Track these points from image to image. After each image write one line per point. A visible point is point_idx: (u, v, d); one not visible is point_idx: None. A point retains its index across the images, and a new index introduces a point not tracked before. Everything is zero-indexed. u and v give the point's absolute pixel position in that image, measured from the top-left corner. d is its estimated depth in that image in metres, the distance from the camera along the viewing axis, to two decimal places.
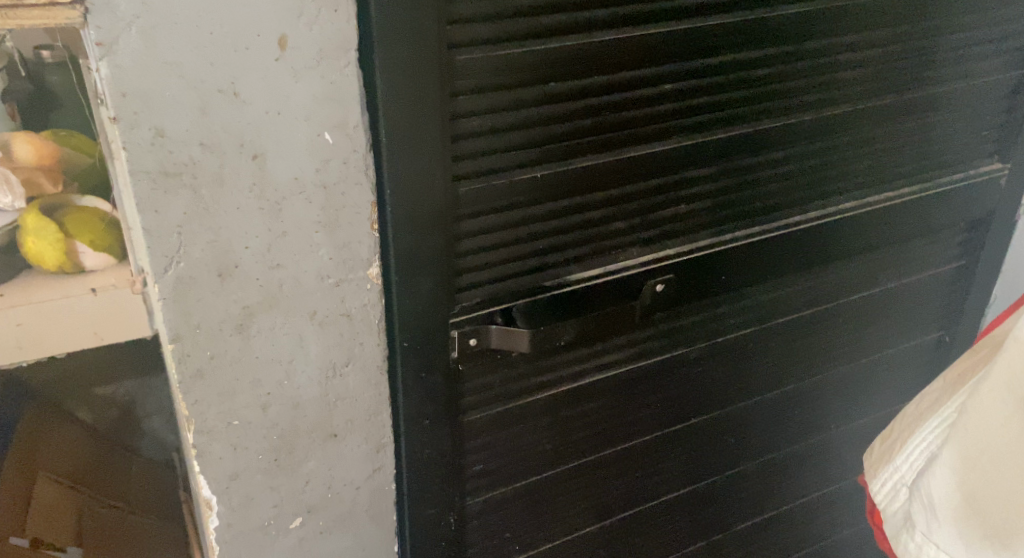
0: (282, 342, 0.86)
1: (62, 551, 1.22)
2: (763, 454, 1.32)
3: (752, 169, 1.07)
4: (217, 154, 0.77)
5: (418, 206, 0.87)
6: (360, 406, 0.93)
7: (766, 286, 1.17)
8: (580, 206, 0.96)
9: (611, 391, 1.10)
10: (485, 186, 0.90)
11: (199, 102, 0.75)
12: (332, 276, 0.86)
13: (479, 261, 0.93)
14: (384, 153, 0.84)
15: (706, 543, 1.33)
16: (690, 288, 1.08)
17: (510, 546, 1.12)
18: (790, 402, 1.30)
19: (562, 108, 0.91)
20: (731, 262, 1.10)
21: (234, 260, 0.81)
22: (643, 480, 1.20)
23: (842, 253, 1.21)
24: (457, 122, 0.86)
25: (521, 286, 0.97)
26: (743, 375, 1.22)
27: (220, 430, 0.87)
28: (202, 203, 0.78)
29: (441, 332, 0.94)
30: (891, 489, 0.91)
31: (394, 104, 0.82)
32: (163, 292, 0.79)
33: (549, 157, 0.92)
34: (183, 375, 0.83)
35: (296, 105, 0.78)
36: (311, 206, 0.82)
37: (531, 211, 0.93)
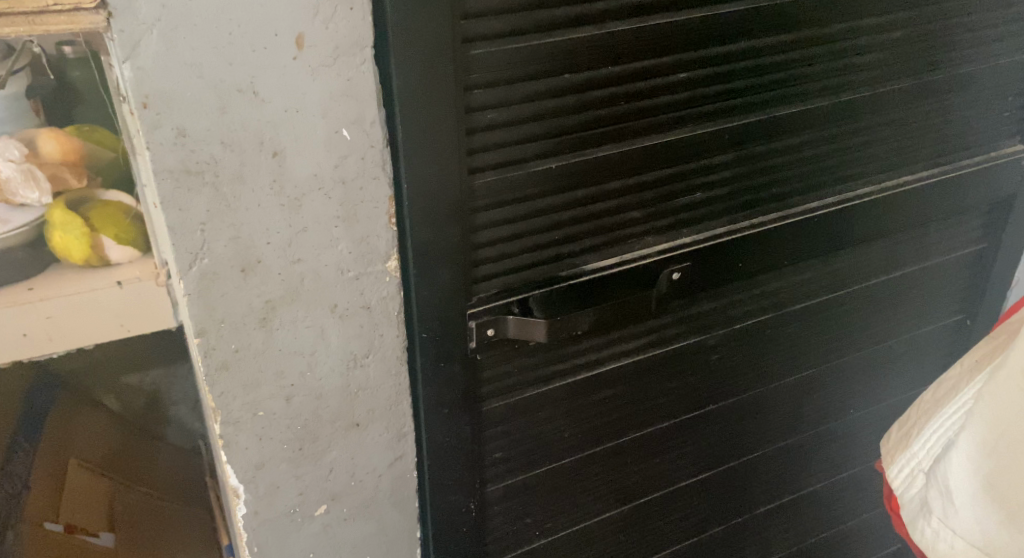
0: (304, 335, 0.88)
1: (97, 537, 1.28)
2: (782, 439, 1.32)
3: (767, 156, 1.07)
4: (237, 152, 0.78)
5: (434, 199, 0.88)
6: (381, 396, 0.95)
7: (782, 274, 1.17)
8: (595, 197, 0.97)
9: (628, 379, 1.11)
10: (500, 178, 0.91)
11: (219, 102, 0.76)
12: (352, 270, 0.87)
13: (496, 253, 0.94)
14: (400, 147, 0.85)
15: (724, 527, 1.35)
16: (707, 277, 1.08)
17: (531, 531, 1.14)
18: (808, 387, 1.30)
19: (576, 99, 0.91)
20: (747, 250, 1.11)
21: (256, 255, 0.83)
22: (661, 466, 1.22)
23: (859, 238, 1.21)
24: (473, 115, 0.87)
25: (537, 277, 0.98)
26: (761, 360, 1.23)
27: (246, 421, 0.89)
28: (223, 200, 0.79)
29: (459, 322, 0.95)
30: (908, 475, 0.91)
31: (410, 98, 0.83)
32: (188, 287, 0.81)
33: (564, 149, 0.93)
34: (208, 368, 0.85)
35: (313, 103, 0.79)
36: (330, 201, 0.83)
37: (547, 202, 0.94)
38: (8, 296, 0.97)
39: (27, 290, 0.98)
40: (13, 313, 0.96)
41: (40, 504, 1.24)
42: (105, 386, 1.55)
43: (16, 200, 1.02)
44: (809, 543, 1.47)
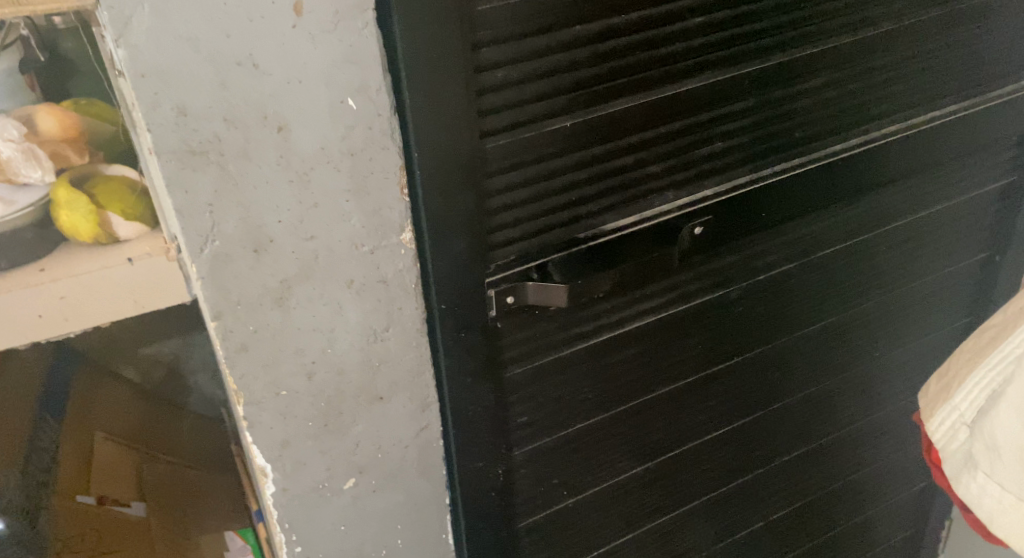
0: (321, 311, 0.86)
1: (129, 507, 1.28)
2: (806, 388, 1.32)
3: (788, 100, 1.03)
4: (241, 128, 0.75)
5: (445, 167, 0.85)
6: (403, 367, 0.93)
7: (806, 222, 1.14)
8: (612, 153, 0.94)
9: (651, 335, 1.09)
10: (513, 139, 0.87)
11: (218, 76, 0.73)
12: (366, 243, 0.85)
13: (512, 218, 0.92)
14: (409, 113, 0.81)
15: (748, 477, 1.36)
16: (729, 230, 1.06)
17: (558, 491, 1.14)
18: (833, 334, 1.28)
19: (588, 51, 0.87)
20: (770, 200, 1.07)
21: (267, 233, 0.80)
22: (686, 419, 1.21)
23: (884, 179, 1.17)
24: (482, 75, 0.83)
25: (555, 240, 0.96)
26: (785, 310, 1.20)
27: (269, 401, 0.88)
28: (230, 179, 0.77)
29: (478, 289, 0.93)
30: (950, 429, 0.89)
31: (416, 61, 0.79)
32: (200, 270, 0.79)
33: (579, 106, 0.89)
34: (227, 351, 0.84)
35: (316, 72, 0.76)
36: (339, 173, 0.81)
37: (561, 161, 0.91)
38: (20, 278, 0.95)
39: (39, 272, 0.96)
40: (27, 295, 0.94)
41: (71, 478, 1.24)
42: (123, 355, 1.54)
43: (16, 180, 0.98)
44: (830, 489, 1.50)
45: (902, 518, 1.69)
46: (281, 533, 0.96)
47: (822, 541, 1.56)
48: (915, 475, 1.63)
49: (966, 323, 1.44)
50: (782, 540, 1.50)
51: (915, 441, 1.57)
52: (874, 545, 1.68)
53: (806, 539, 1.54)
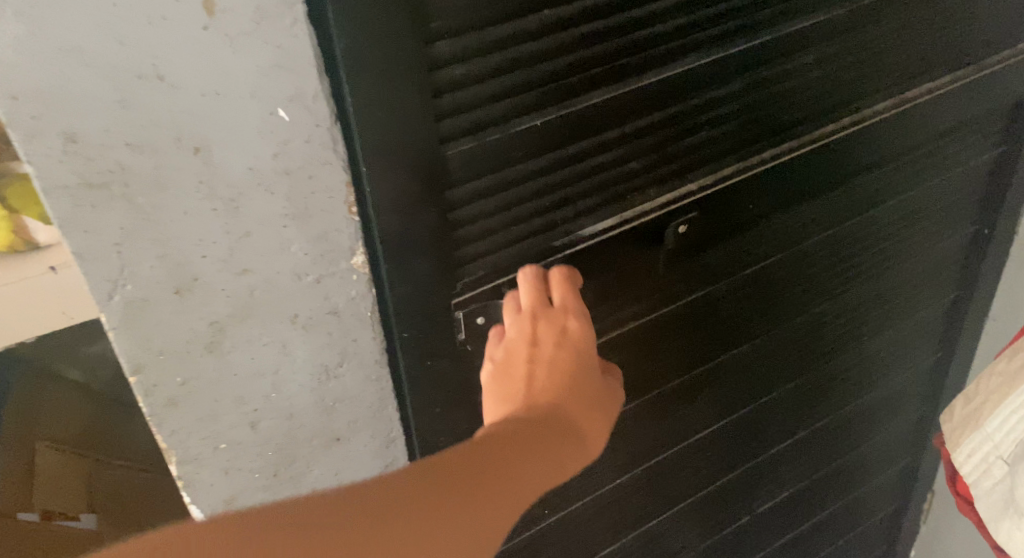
0: (263, 353, 0.74)
1: (78, 521, 1.14)
2: (795, 378, 1.24)
3: (782, 79, 0.91)
4: (149, 153, 0.62)
5: (399, 182, 0.73)
6: (363, 405, 0.82)
7: (797, 210, 1.04)
8: (590, 150, 0.82)
9: (636, 342, 0.99)
10: (476, 144, 0.75)
11: (115, 92, 0.59)
12: (311, 273, 0.73)
13: (478, 231, 0.80)
14: (352, 123, 0.68)
15: (739, 472, 1.28)
16: (714, 224, 0.95)
17: (540, 510, 1.05)
18: (823, 322, 1.20)
19: (558, 38, 0.75)
20: (758, 189, 0.97)
21: (192, 272, 0.68)
22: (674, 422, 1.12)
23: (878, 157, 1.07)
24: (436, 72, 0.70)
25: (528, 251, 0.84)
26: (774, 302, 1.11)
27: (208, 456, 0.77)
28: (141, 213, 0.64)
29: (444, 312, 0.82)
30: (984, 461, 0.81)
31: (357, 61, 0.66)
32: (113, 319, 0.67)
33: (550, 100, 0.77)
34: (153, 407, 0.72)
35: (238, 81, 0.62)
36: (274, 197, 0.68)
37: (532, 164, 0.79)
38: None
39: None
40: None
41: (11, 489, 1.12)
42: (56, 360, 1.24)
43: None
44: (820, 474, 1.43)
45: (887, 495, 1.64)
46: None
47: (809, 526, 1.51)
48: (900, 451, 1.57)
49: (948, 299, 1.39)
50: (770, 531, 1.43)
51: (901, 419, 1.51)
52: (859, 524, 1.63)
53: (794, 526, 1.47)
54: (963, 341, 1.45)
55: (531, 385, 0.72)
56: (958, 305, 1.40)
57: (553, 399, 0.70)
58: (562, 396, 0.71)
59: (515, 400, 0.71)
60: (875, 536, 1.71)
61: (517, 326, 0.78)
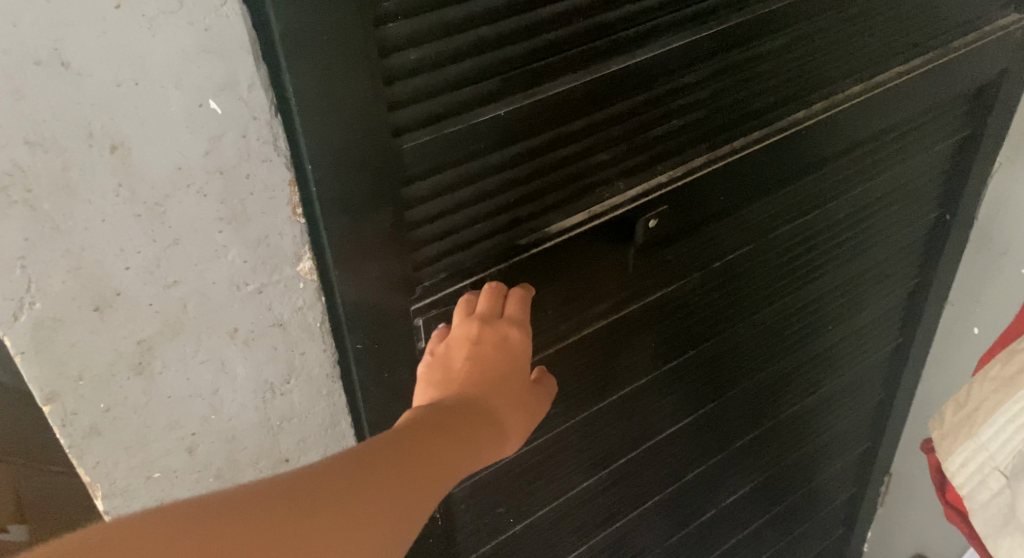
0: (198, 373, 0.66)
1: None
2: (761, 370, 1.20)
3: (758, 62, 0.85)
4: (54, 151, 0.53)
5: (350, 181, 0.65)
6: (312, 422, 0.75)
7: (768, 198, 0.99)
8: (556, 142, 0.75)
9: (604, 341, 0.94)
10: (435, 137, 0.67)
11: (9, 81, 0.50)
12: (251, 282, 0.65)
13: (436, 232, 0.73)
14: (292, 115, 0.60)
15: (705, 467, 1.24)
16: (686, 216, 0.89)
17: (504, 519, 0.99)
18: (789, 313, 1.16)
19: (523, 18, 0.67)
20: (731, 176, 0.91)
21: (113, 285, 0.59)
22: (641, 421, 1.07)
23: (851, 143, 1.02)
24: (389, 58, 0.62)
25: (490, 250, 0.77)
26: (742, 294, 1.07)
27: (139, 487, 0.69)
28: (48, 221, 0.55)
29: (402, 319, 0.75)
30: (977, 472, 0.80)
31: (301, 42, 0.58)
32: (20, 343, 0.58)
33: (514, 87, 0.70)
34: (73, 438, 0.64)
35: (159, 68, 0.54)
36: (206, 199, 0.60)
37: (494, 157, 0.72)
38: None
39: None
40: None
41: None
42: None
43: None
44: (785, 463, 1.40)
45: (847, 480, 1.62)
46: None
47: (771, 515, 1.48)
48: (860, 437, 1.56)
49: (908, 286, 1.36)
50: (735, 522, 1.40)
51: (862, 405, 1.49)
52: (821, 510, 1.61)
53: (759, 516, 1.45)
54: (925, 327, 1.43)
55: (455, 381, 0.67)
56: (920, 290, 1.38)
57: (478, 401, 0.65)
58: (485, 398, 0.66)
59: (437, 395, 0.67)
60: (833, 522, 1.69)
61: (459, 321, 0.74)
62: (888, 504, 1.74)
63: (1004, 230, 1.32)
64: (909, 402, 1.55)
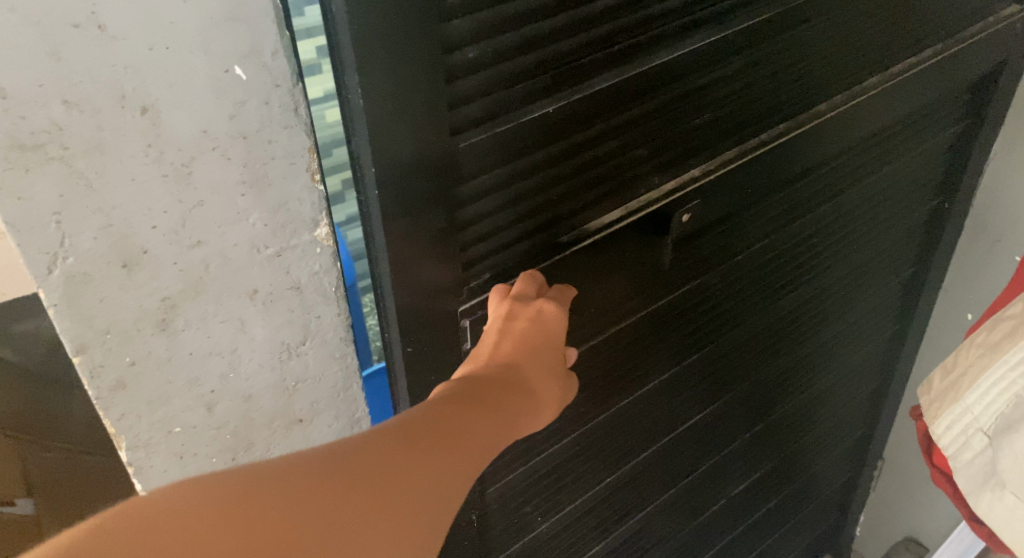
0: (218, 332, 0.69)
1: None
2: (771, 362, 1.23)
3: (786, 58, 0.87)
4: (89, 112, 0.56)
5: (408, 177, 0.68)
6: (325, 385, 0.78)
7: (787, 192, 1.02)
8: (597, 139, 0.78)
9: (635, 335, 0.97)
10: (486, 136, 0.71)
11: (47, 43, 0.53)
12: (270, 246, 0.68)
13: (485, 227, 0.76)
14: (349, 98, 0.64)
15: (718, 459, 1.28)
16: (715, 212, 0.92)
17: (532, 517, 1.03)
18: (801, 303, 1.19)
19: (568, 18, 0.70)
20: (758, 174, 0.94)
21: (139, 244, 0.62)
22: (661, 416, 1.11)
23: (867, 135, 1.05)
24: (446, 56, 0.65)
25: (529, 243, 0.80)
26: (761, 287, 1.10)
27: (160, 441, 0.72)
28: (81, 179, 0.58)
29: (443, 309, 0.78)
30: (962, 435, 0.82)
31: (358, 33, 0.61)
32: (51, 296, 0.61)
33: (560, 83, 0.72)
34: (100, 391, 0.67)
35: (188, 34, 0.57)
36: (230, 162, 0.63)
37: (541, 155, 0.75)
38: None
39: None
40: None
41: None
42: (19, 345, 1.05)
43: None
44: (789, 451, 1.44)
45: (842, 466, 1.65)
46: None
47: (773, 504, 1.51)
48: (856, 423, 1.59)
49: (910, 274, 1.39)
50: (741, 510, 1.44)
51: (859, 393, 1.52)
52: (817, 496, 1.64)
53: (762, 505, 1.48)
54: (920, 313, 1.46)
55: (490, 353, 0.70)
56: (918, 277, 1.41)
57: (509, 373, 0.68)
58: (515, 368, 0.69)
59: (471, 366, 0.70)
60: (829, 507, 1.72)
61: (496, 304, 0.77)
62: (879, 487, 1.77)
63: (997, 217, 1.35)
64: (902, 388, 1.58)
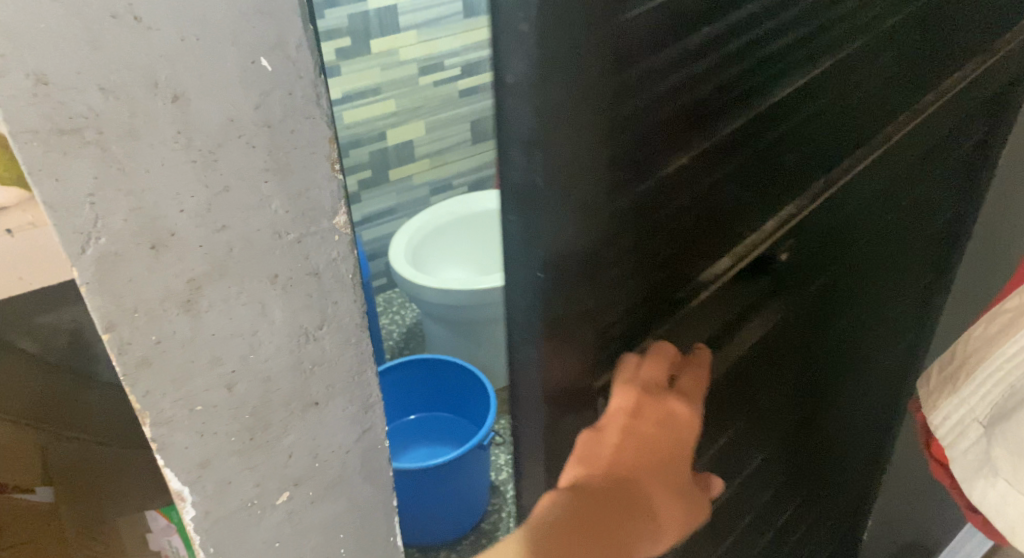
0: (239, 313, 0.72)
1: (32, 494, 1.15)
2: (836, 411, 1.20)
3: (860, 116, 0.91)
4: (124, 100, 0.59)
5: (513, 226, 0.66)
6: (340, 369, 0.81)
7: (863, 225, 1.01)
8: (692, 203, 0.78)
9: (731, 399, 0.95)
10: (584, 192, 0.65)
11: (86, 33, 0.56)
12: (291, 232, 0.71)
13: (580, 293, 0.70)
14: (507, 103, 0.61)
15: (786, 516, 1.23)
16: (798, 259, 0.93)
17: None
18: (865, 351, 1.17)
19: (663, 64, 0.66)
20: (834, 217, 0.95)
21: (167, 227, 0.65)
22: (742, 479, 1.06)
23: (926, 184, 1.07)
24: (558, 106, 0.60)
25: (643, 294, 0.79)
26: (833, 340, 1.09)
27: (182, 419, 0.74)
28: (115, 162, 0.61)
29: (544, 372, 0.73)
30: (957, 425, 0.81)
31: (526, 26, 0.57)
32: (84, 275, 0.64)
33: (694, 102, 0.71)
34: (126, 367, 0.69)
35: (218, 26, 0.60)
36: (254, 150, 0.66)
37: (631, 212, 0.71)
38: None
39: None
40: None
41: None
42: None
43: None
44: (844, 500, 1.39)
45: None
46: None
47: None
48: None
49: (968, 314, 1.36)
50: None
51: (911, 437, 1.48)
52: None
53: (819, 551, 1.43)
54: None
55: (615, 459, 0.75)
56: None
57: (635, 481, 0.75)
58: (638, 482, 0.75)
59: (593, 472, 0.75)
60: None
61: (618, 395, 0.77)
62: None
63: None
64: None
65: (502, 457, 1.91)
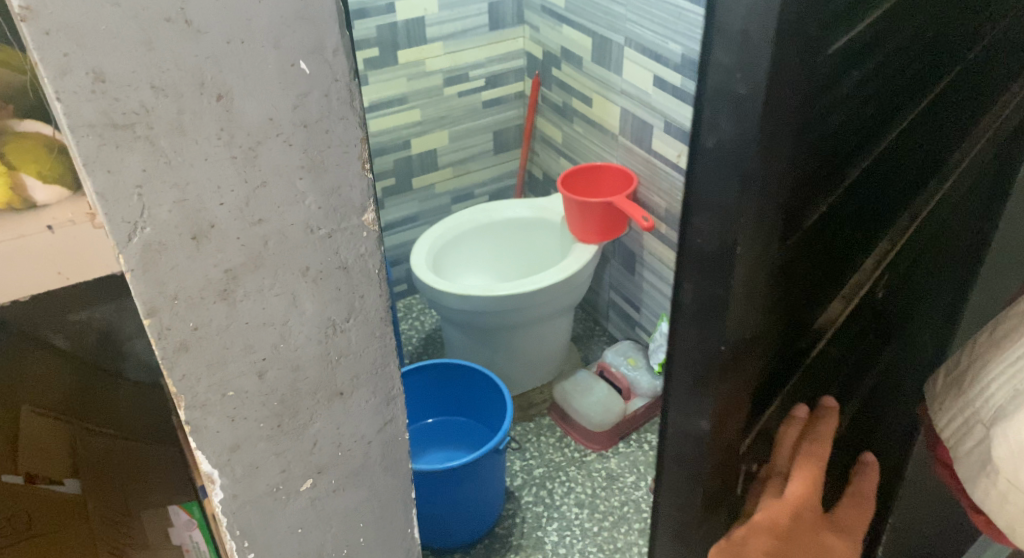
0: (272, 304, 0.76)
1: (61, 485, 1.07)
2: (887, 451, 1.18)
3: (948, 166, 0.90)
4: (173, 97, 0.63)
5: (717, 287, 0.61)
6: (365, 360, 0.85)
7: (937, 250, 0.99)
8: (825, 259, 0.75)
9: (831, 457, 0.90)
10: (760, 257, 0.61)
11: (142, 34, 0.60)
12: (323, 227, 0.75)
13: (741, 360, 0.66)
14: (703, 162, 0.57)
15: None
16: (886, 307, 0.92)
17: None
18: (911, 389, 1.16)
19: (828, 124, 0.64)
20: (917, 263, 0.94)
21: (208, 219, 0.69)
22: None
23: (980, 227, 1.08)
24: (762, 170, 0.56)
25: (779, 354, 0.74)
26: (890, 381, 1.08)
27: (215, 403, 0.78)
28: (163, 156, 0.65)
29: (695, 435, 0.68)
30: (961, 427, 0.78)
31: (744, 90, 0.53)
32: (129, 262, 0.68)
33: (847, 149, 0.69)
34: (165, 351, 0.73)
35: (262, 31, 0.64)
36: (291, 148, 0.70)
37: (785, 274, 0.68)
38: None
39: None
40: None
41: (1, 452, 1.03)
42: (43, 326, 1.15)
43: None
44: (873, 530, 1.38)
45: None
46: (232, 541, 0.88)
47: None
48: None
49: None
50: None
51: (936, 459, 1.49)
52: None
53: None
54: None
55: None
56: None
57: None
58: None
59: None
60: None
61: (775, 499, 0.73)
62: None
63: None
64: None
65: (518, 463, 1.93)
